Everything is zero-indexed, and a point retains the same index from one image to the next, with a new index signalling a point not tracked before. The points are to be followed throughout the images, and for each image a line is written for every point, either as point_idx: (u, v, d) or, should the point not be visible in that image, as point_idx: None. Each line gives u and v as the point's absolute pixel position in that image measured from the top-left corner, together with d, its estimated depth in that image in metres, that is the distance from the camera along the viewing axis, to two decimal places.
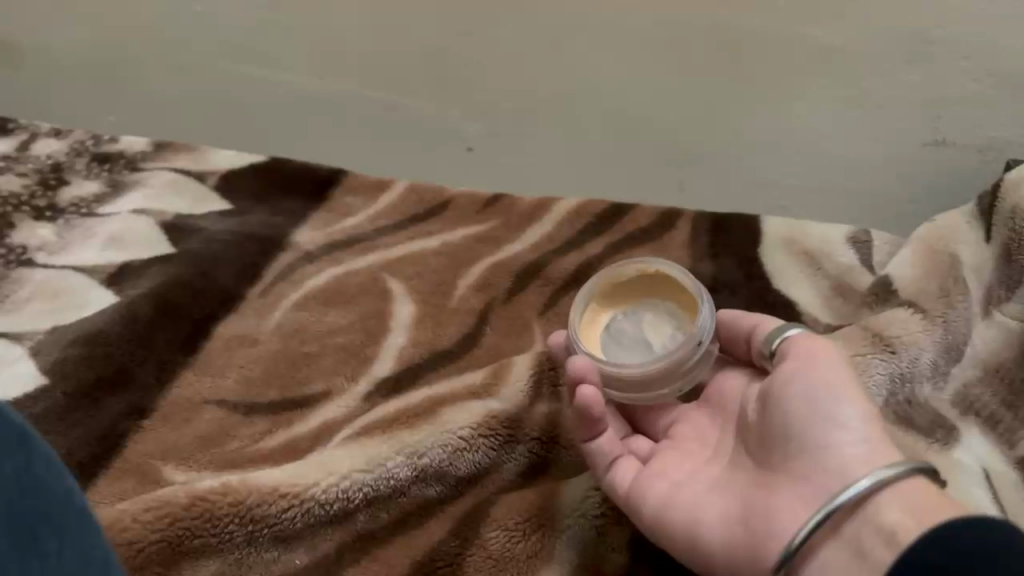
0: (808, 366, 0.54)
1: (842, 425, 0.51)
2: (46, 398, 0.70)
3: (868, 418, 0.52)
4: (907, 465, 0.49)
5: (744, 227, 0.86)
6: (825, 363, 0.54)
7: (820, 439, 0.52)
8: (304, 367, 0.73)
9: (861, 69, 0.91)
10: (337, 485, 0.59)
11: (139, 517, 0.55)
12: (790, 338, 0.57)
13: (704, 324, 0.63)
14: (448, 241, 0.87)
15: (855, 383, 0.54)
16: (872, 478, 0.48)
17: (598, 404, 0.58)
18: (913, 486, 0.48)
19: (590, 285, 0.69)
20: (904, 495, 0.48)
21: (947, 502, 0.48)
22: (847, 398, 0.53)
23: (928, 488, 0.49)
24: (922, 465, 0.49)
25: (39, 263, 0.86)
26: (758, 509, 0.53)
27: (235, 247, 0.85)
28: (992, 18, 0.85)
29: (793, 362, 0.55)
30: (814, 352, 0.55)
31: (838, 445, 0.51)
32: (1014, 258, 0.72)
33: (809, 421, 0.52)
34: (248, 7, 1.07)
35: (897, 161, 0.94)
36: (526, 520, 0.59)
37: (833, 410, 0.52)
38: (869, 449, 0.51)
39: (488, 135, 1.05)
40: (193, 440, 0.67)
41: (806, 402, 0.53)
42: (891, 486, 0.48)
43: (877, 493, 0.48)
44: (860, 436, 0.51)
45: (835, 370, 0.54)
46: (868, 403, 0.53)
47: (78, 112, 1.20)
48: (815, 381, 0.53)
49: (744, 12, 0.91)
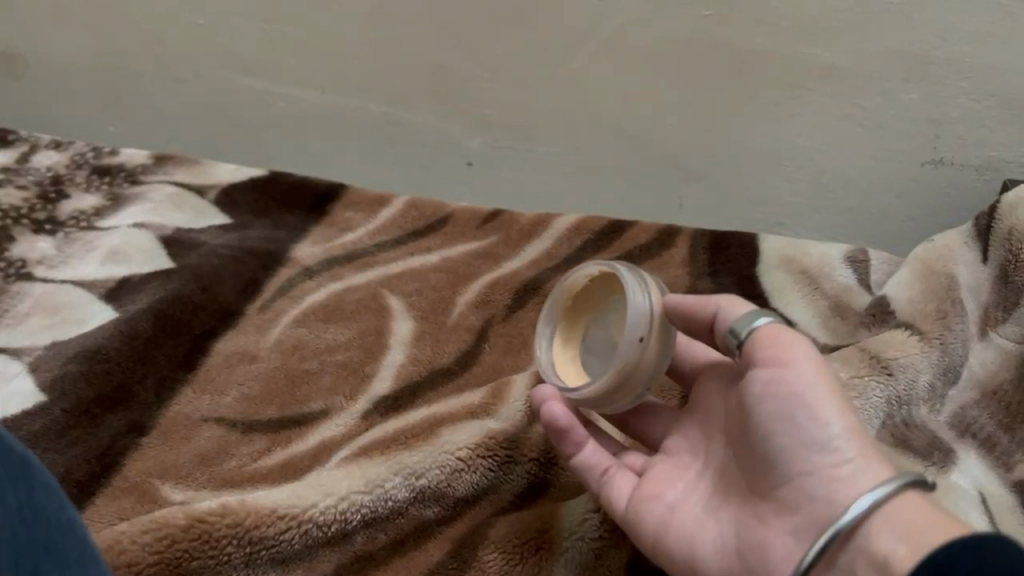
0: (779, 378, 0.52)
1: (824, 448, 0.50)
2: (44, 415, 0.69)
3: (848, 431, 0.50)
4: (892, 487, 0.48)
5: (743, 244, 0.87)
6: (798, 372, 0.52)
7: (804, 465, 0.51)
8: (303, 385, 0.73)
9: (861, 88, 0.91)
10: (336, 506, 0.58)
11: (139, 539, 0.55)
12: (757, 337, 0.54)
13: (632, 317, 0.61)
14: (448, 257, 0.88)
15: (831, 390, 0.51)
16: (860, 508, 0.48)
17: (567, 416, 0.60)
18: (901, 509, 0.48)
19: (550, 307, 0.70)
20: (894, 520, 0.47)
21: (941, 520, 0.47)
22: (826, 413, 0.51)
23: (917, 505, 0.48)
24: (907, 482, 0.49)
25: (39, 277, 0.86)
26: (755, 541, 0.53)
27: (236, 263, 0.86)
28: (994, 38, 0.85)
29: (764, 373, 0.52)
30: (785, 359, 0.52)
31: (822, 469, 0.50)
32: (1011, 279, 0.74)
33: (791, 445, 0.51)
34: (245, 21, 1.07)
35: (894, 182, 0.95)
36: (523, 544, 0.58)
37: (810, 429, 0.51)
38: (853, 469, 0.50)
39: (487, 152, 1.07)
40: (191, 458, 0.66)
41: (785, 424, 0.51)
42: (880, 513, 0.48)
43: (867, 521, 0.48)
44: (843, 455, 0.50)
45: (808, 380, 0.51)
46: (847, 412, 0.51)
47: (77, 122, 1.22)
48: (789, 397, 0.51)
49: (745, 34, 0.90)
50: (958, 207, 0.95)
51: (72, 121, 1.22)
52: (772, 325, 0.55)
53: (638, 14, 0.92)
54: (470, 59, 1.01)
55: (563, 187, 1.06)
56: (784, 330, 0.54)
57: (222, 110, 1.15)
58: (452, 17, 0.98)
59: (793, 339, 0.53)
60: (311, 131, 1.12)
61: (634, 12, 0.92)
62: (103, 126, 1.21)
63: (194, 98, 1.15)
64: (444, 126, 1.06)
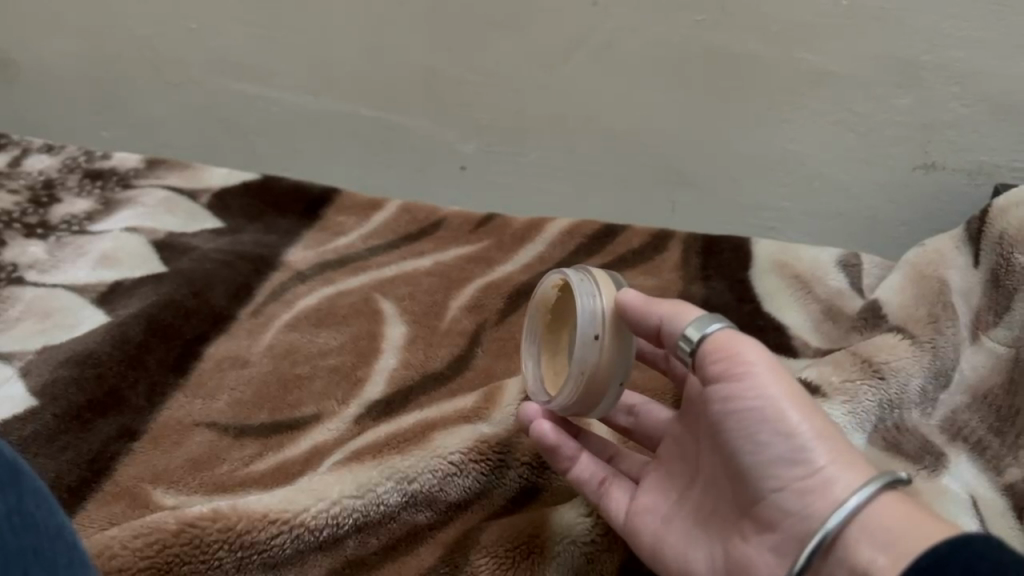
0: (737, 393, 0.51)
1: (791, 461, 0.50)
2: (35, 419, 0.69)
3: (813, 442, 0.50)
4: (862, 497, 0.48)
5: (735, 248, 0.87)
6: (755, 387, 0.51)
7: (773, 481, 0.50)
8: (295, 389, 0.73)
9: (853, 93, 0.91)
10: (328, 511, 0.58)
11: (129, 544, 0.54)
12: (708, 347, 0.53)
13: (583, 320, 0.60)
14: (440, 262, 0.88)
15: (789, 399, 0.51)
16: (834, 521, 0.47)
17: (556, 433, 0.60)
18: (875, 517, 0.47)
19: (530, 329, 0.70)
20: (869, 530, 0.47)
21: (917, 522, 0.46)
22: (788, 425, 0.50)
23: (892, 508, 0.47)
24: (878, 486, 0.48)
25: (30, 281, 0.85)
26: (739, 558, 0.53)
27: (227, 267, 0.86)
28: (984, 44, 0.85)
29: (722, 389, 0.52)
30: (740, 373, 0.51)
31: (792, 483, 0.50)
32: (1002, 283, 0.74)
33: (759, 461, 0.51)
34: (238, 25, 1.07)
35: (885, 187, 0.96)
36: (516, 548, 0.58)
37: (773, 445, 0.50)
38: (822, 480, 0.49)
39: (480, 157, 1.07)
40: (183, 463, 0.66)
41: (750, 440, 0.51)
42: (856, 524, 0.47)
43: (842, 534, 0.47)
44: (811, 466, 0.49)
45: (766, 394, 0.50)
46: (810, 420, 0.50)
47: (68, 127, 1.22)
48: (748, 414, 0.51)
49: (736, 39, 0.91)
50: (949, 212, 0.96)
51: (64, 124, 1.22)
52: (725, 331, 0.53)
53: (631, 20, 0.93)
54: (464, 64, 1.01)
55: (556, 192, 1.07)
56: (737, 337, 0.53)
57: (216, 115, 1.15)
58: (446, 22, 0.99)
59: (747, 348, 0.52)
60: (304, 135, 1.12)
61: (627, 17, 0.93)
62: (96, 130, 1.21)
63: (187, 102, 1.15)
64: (437, 131, 1.06)
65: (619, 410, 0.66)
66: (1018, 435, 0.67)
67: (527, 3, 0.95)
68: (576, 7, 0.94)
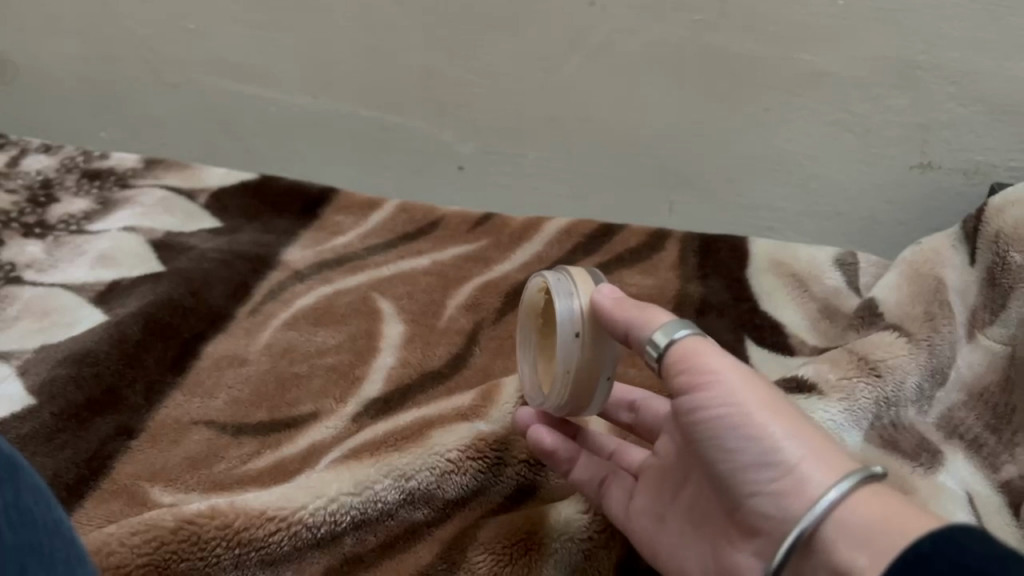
0: (699, 400, 0.50)
1: (760, 466, 0.48)
2: (33, 418, 0.69)
3: (781, 443, 0.47)
4: (834, 494, 0.46)
5: (732, 248, 0.87)
6: (719, 395, 0.49)
7: (746, 487, 0.49)
8: (293, 388, 0.73)
9: (850, 93, 0.91)
10: (325, 508, 0.58)
11: (127, 541, 0.54)
12: (672, 352, 0.52)
13: (562, 319, 0.59)
14: (438, 261, 0.89)
15: (753, 403, 0.48)
16: (807, 522, 0.46)
17: (552, 438, 0.61)
18: (850, 515, 0.45)
19: (525, 336, 0.69)
20: (846, 529, 0.45)
21: (894, 517, 0.44)
22: (753, 429, 0.48)
23: (871, 505, 0.45)
24: (852, 482, 0.46)
25: (28, 281, 0.86)
26: (727, 561, 0.52)
27: (225, 266, 0.86)
28: (981, 44, 0.86)
29: (684, 396, 0.50)
30: (701, 383, 0.50)
31: (765, 488, 0.48)
32: (998, 282, 0.74)
33: (729, 467, 0.49)
34: (237, 25, 1.07)
35: (882, 187, 0.96)
36: (513, 545, 0.58)
37: (742, 451, 0.48)
38: (794, 481, 0.47)
39: (477, 157, 1.07)
40: (181, 461, 0.66)
41: (717, 447, 0.49)
42: (831, 524, 0.45)
43: (816, 533, 0.46)
44: (781, 469, 0.47)
45: (728, 401, 0.49)
46: (777, 420, 0.48)
47: (66, 126, 1.22)
48: (713, 423, 0.49)
49: (734, 39, 0.91)
50: (945, 212, 0.96)
51: (62, 125, 1.22)
52: (687, 336, 0.52)
53: (629, 20, 0.93)
54: (462, 64, 1.01)
55: (554, 191, 1.07)
56: (696, 345, 0.51)
57: (214, 116, 1.15)
58: (444, 22, 0.99)
59: (706, 356, 0.51)
60: (302, 136, 1.12)
61: (624, 18, 0.93)
62: (93, 131, 1.21)
63: (186, 102, 1.15)
64: (434, 131, 1.07)
65: (621, 407, 0.67)
66: (1013, 432, 0.68)
67: (525, 3, 0.95)
68: (574, 8, 0.94)
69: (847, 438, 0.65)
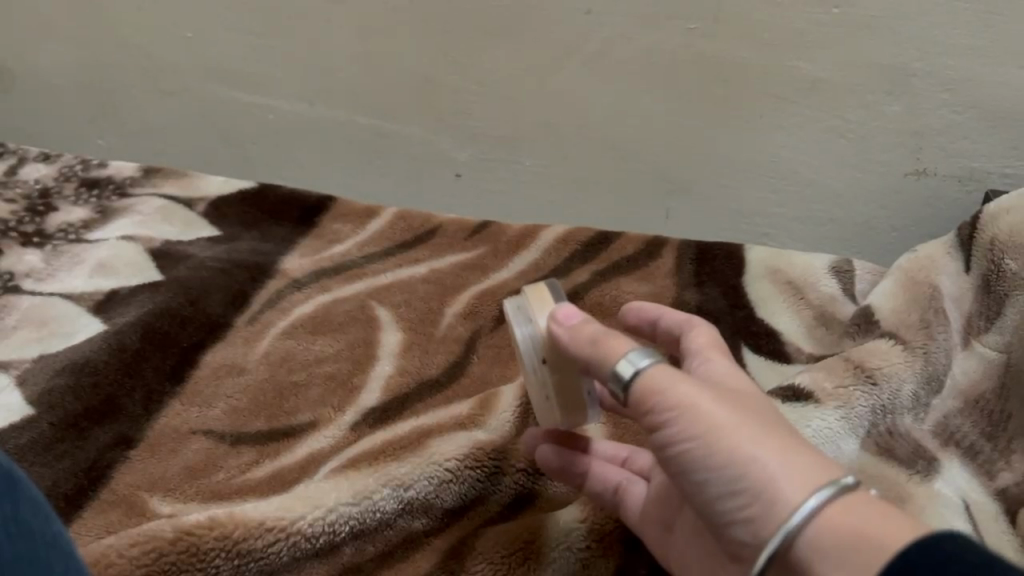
0: (664, 430, 0.47)
1: (729, 490, 0.45)
2: (32, 428, 0.69)
3: (744, 470, 0.44)
4: (799, 517, 0.42)
5: (728, 255, 0.88)
6: (678, 429, 0.46)
7: (719, 516, 0.46)
8: (292, 397, 0.73)
9: (845, 100, 0.92)
10: (323, 518, 0.58)
11: (126, 553, 0.54)
12: (637, 380, 0.48)
13: (525, 351, 0.57)
14: (436, 269, 0.89)
15: (714, 430, 0.45)
16: (777, 543, 0.43)
17: (558, 456, 0.61)
18: (819, 536, 0.42)
19: None
20: (815, 549, 0.42)
21: (867, 534, 0.41)
22: (719, 456, 0.45)
23: (848, 519, 0.42)
24: (823, 497, 0.43)
25: (27, 290, 0.86)
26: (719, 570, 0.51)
27: (224, 275, 0.87)
28: (974, 51, 0.86)
29: (651, 426, 0.48)
30: (660, 417, 0.47)
31: (736, 513, 0.45)
32: (993, 289, 0.75)
33: (700, 491, 0.46)
34: (234, 34, 1.07)
35: (877, 193, 0.96)
36: (511, 553, 0.58)
37: (709, 483, 0.46)
38: (761, 508, 0.44)
39: (475, 165, 1.07)
40: (181, 470, 0.66)
41: (686, 474, 0.46)
42: (804, 543, 0.42)
43: (789, 554, 0.43)
44: (749, 493, 0.44)
45: (688, 435, 0.46)
46: (740, 446, 0.44)
47: (65, 134, 1.23)
48: (678, 458, 0.47)
49: (728, 47, 0.91)
50: (941, 219, 0.96)
51: (60, 133, 1.23)
52: (649, 366, 0.48)
53: (623, 28, 0.93)
54: (458, 72, 1.01)
55: (551, 198, 1.07)
56: (652, 376, 0.48)
57: (211, 123, 1.15)
58: (440, 30, 0.99)
59: (662, 386, 0.47)
60: (300, 143, 1.13)
61: (620, 26, 0.93)
62: (91, 139, 1.22)
63: (183, 110, 1.15)
64: (431, 139, 1.07)
65: None
66: (1009, 440, 0.68)
67: (520, 12, 0.95)
68: (568, 16, 0.94)
69: (843, 445, 0.65)
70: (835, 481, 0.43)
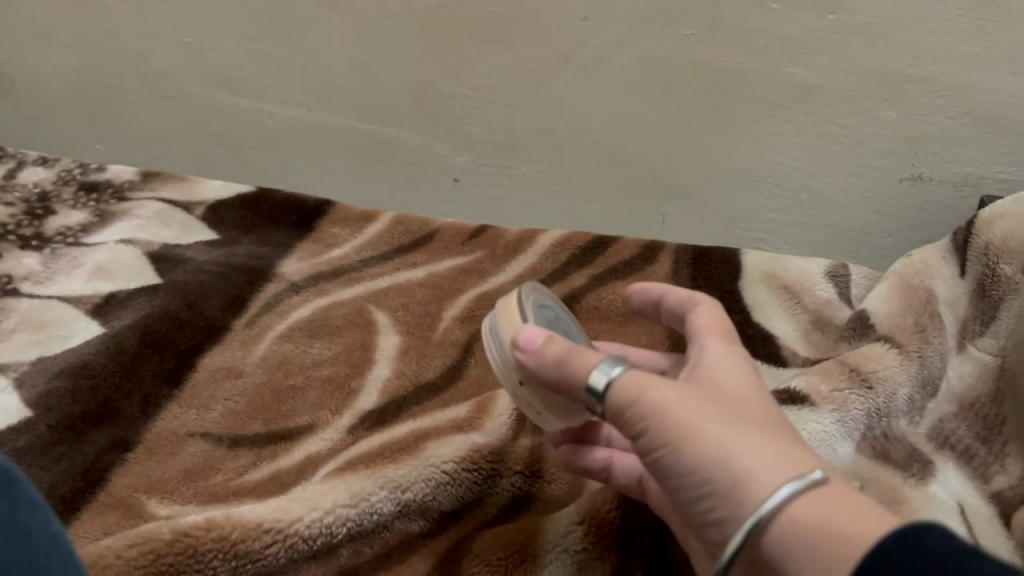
0: (640, 432, 0.47)
1: (702, 487, 0.45)
2: (30, 431, 0.69)
3: (712, 469, 0.44)
4: (762, 515, 0.42)
5: (724, 259, 0.88)
6: (650, 436, 0.47)
7: (696, 514, 0.46)
8: (290, 400, 0.73)
9: (840, 106, 0.92)
10: (321, 520, 0.59)
11: (124, 554, 0.55)
12: (611, 390, 0.49)
13: (501, 374, 0.58)
14: (433, 273, 0.89)
15: (685, 430, 0.45)
16: (740, 537, 0.43)
17: (574, 456, 0.61)
18: (783, 533, 0.42)
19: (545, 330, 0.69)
20: (780, 546, 0.42)
21: (831, 532, 0.41)
22: (689, 454, 0.45)
23: (813, 515, 0.41)
24: (789, 492, 0.42)
25: (25, 293, 0.86)
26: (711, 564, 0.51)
27: (222, 279, 0.87)
28: (969, 57, 0.86)
29: (629, 429, 0.48)
30: (635, 424, 0.48)
31: (709, 509, 0.45)
32: (988, 293, 0.75)
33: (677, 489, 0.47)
34: (232, 38, 1.07)
35: (873, 197, 0.97)
36: (506, 557, 0.58)
37: (685, 485, 0.46)
38: (730, 508, 0.44)
39: (472, 169, 1.08)
40: (178, 472, 0.66)
41: (664, 473, 0.47)
42: (769, 540, 0.42)
43: (758, 550, 0.43)
44: (718, 490, 0.44)
45: (661, 436, 0.46)
46: (709, 446, 0.45)
47: (64, 138, 1.23)
48: (655, 462, 0.47)
49: (724, 53, 0.92)
50: (936, 224, 0.97)
51: (60, 138, 1.23)
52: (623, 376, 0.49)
53: (620, 34, 0.94)
54: (455, 78, 1.02)
55: (548, 202, 1.08)
56: (624, 383, 0.48)
57: (210, 129, 1.15)
58: (438, 35, 1.00)
59: (634, 393, 0.48)
60: (298, 148, 1.13)
61: (617, 32, 0.94)
62: (89, 144, 1.22)
63: (182, 115, 1.16)
64: (429, 144, 1.07)
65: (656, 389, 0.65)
66: (1003, 443, 0.69)
67: (517, 18, 0.96)
68: (566, 22, 0.95)
69: (838, 449, 0.65)
70: (803, 475, 0.43)
